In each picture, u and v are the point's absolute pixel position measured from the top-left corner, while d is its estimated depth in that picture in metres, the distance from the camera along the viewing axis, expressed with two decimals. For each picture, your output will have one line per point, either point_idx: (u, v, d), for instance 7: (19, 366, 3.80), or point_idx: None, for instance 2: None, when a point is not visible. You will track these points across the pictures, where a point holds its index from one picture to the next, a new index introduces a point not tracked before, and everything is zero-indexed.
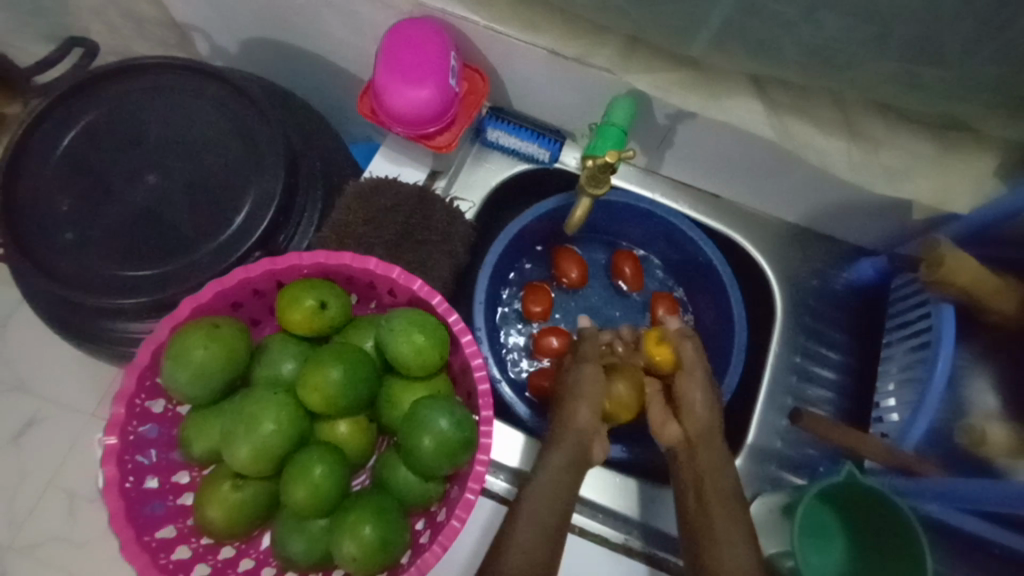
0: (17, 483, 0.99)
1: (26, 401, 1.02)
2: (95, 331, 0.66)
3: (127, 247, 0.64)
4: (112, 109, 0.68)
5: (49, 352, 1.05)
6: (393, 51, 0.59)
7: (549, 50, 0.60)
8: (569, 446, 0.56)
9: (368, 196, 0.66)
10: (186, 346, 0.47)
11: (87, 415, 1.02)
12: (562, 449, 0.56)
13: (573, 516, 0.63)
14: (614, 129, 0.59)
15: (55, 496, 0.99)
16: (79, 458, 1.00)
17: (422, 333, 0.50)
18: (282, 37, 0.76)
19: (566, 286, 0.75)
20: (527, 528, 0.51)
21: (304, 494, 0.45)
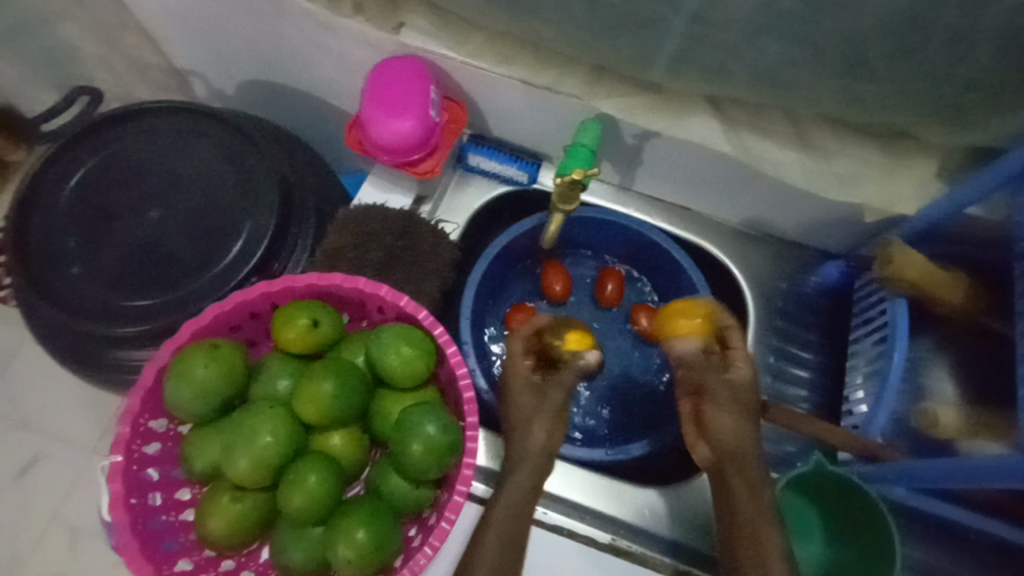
0: (21, 519, 1.00)
1: (30, 437, 1.04)
2: (101, 361, 0.69)
3: (131, 279, 0.68)
4: (116, 150, 0.73)
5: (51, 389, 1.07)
6: (377, 87, 0.64)
7: (521, 80, 0.65)
8: (530, 466, 0.58)
9: (357, 222, 0.71)
10: (189, 365, 0.51)
11: (89, 449, 1.04)
12: (520, 466, 0.58)
13: (560, 519, 0.64)
14: (582, 150, 0.64)
15: (57, 531, 1.00)
16: (81, 492, 1.01)
17: (409, 346, 0.54)
18: (275, 78, 0.81)
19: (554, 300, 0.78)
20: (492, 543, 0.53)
21: (300, 502, 0.48)
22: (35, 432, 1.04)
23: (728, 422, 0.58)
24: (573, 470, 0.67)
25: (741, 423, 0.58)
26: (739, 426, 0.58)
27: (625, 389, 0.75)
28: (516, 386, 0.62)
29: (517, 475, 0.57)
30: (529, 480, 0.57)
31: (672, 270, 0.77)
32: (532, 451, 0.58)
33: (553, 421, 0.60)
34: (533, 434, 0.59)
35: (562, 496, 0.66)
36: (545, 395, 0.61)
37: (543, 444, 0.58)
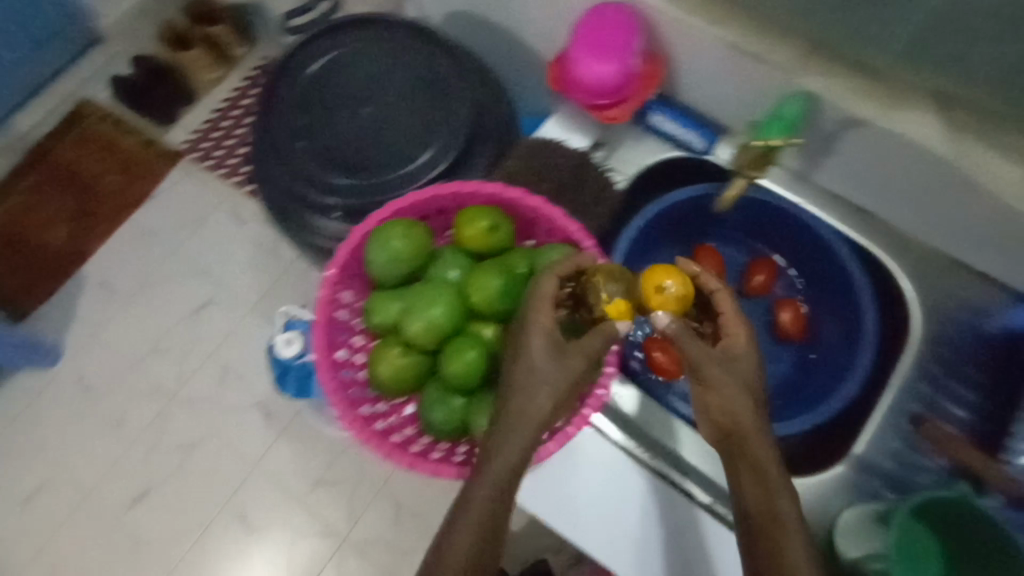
0: (189, 347, 1.33)
1: (205, 285, 1.36)
2: (301, 223, 0.82)
3: (337, 161, 0.80)
4: (346, 50, 0.83)
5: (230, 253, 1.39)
6: (586, 28, 0.67)
7: (731, 43, 0.64)
8: (528, 428, 0.49)
9: (536, 153, 0.76)
10: (389, 235, 0.60)
11: (246, 307, 1.35)
12: (511, 438, 0.49)
13: (662, 466, 0.64)
14: (782, 120, 0.63)
15: (212, 365, 1.31)
16: (235, 340, 1.33)
17: (574, 267, 0.58)
18: (484, 12, 0.87)
19: (705, 280, 0.79)
20: (479, 507, 0.47)
21: (457, 370, 0.56)
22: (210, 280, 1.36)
23: (731, 388, 0.50)
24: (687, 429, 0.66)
25: (743, 394, 0.50)
26: (738, 396, 0.50)
27: None
28: (541, 330, 0.51)
29: (504, 449, 0.48)
30: (518, 455, 0.49)
31: (833, 272, 0.75)
32: (530, 410, 0.49)
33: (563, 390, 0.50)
34: (536, 401, 0.49)
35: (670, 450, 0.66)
36: (566, 359, 0.50)
37: (541, 417, 0.50)
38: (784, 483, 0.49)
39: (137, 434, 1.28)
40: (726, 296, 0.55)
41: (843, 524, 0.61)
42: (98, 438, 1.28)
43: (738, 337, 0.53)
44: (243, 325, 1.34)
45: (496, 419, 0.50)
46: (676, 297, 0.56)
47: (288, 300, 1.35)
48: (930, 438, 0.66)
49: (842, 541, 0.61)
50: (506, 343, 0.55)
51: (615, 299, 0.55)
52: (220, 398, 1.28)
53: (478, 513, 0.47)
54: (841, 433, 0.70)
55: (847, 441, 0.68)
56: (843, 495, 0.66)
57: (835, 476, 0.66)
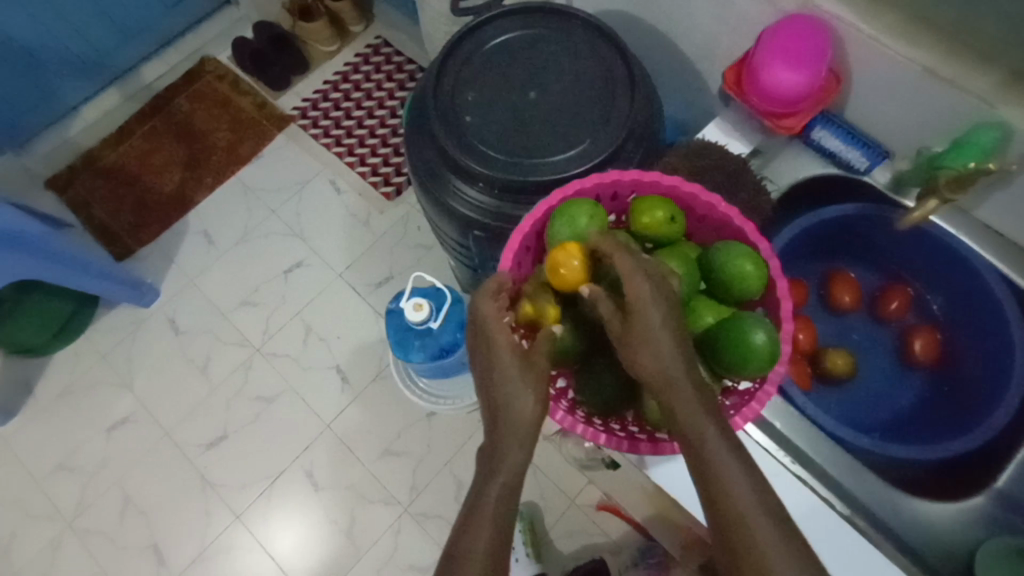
0: (279, 303, 1.39)
1: (298, 246, 1.43)
2: (452, 193, 0.86)
3: (497, 138, 0.83)
4: (517, 37, 0.88)
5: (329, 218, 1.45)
6: (782, 34, 0.69)
7: (925, 68, 0.66)
8: (516, 433, 0.54)
9: (698, 154, 0.79)
10: (576, 213, 0.63)
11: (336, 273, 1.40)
12: (511, 442, 0.53)
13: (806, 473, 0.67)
14: (976, 147, 0.64)
15: (296, 324, 1.38)
16: (322, 301, 1.38)
17: (752, 265, 0.60)
18: (648, 14, 0.90)
19: (839, 309, 0.83)
20: (499, 498, 0.53)
21: None
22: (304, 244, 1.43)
23: (648, 344, 0.52)
24: (825, 440, 0.69)
25: (650, 345, 0.52)
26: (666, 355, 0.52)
27: (869, 399, 0.81)
28: (497, 342, 0.56)
29: (506, 448, 0.53)
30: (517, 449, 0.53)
31: (983, 308, 0.75)
32: (512, 406, 0.54)
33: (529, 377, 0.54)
34: (518, 403, 0.54)
35: (807, 455, 0.69)
36: (532, 362, 0.56)
37: (524, 416, 0.54)
38: (717, 442, 0.51)
39: (224, 379, 1.35)
40: (627, 259, 0.55)
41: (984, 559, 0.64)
42: (188, 380, 1.35)
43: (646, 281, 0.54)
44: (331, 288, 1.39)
45: (494, 433, 0.55)
46: (583, 270, 0.60)
47: (380, 270, 1.39)
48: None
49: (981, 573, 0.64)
50: (474, 347, 0.60)
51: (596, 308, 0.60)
52: (302, 356, 1.34)
53: (504, 482, 0.53)
54: (976, 465, 0.71)
55: (982, 474, 0.70)
56: (975, 525, 0.68)
57: (972, 506, 0.69)
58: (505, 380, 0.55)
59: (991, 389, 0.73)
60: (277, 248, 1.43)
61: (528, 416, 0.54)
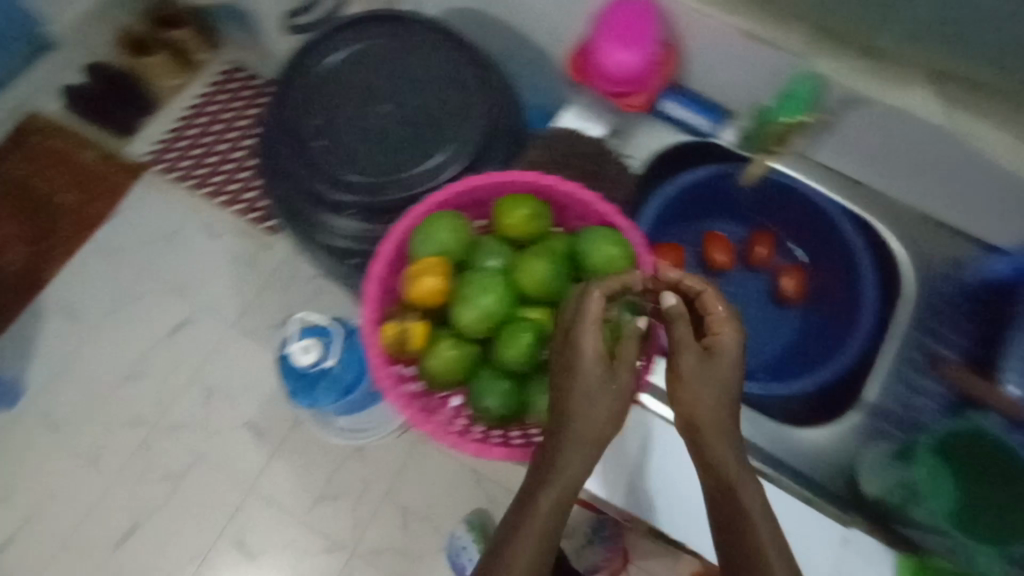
0: (169, 371, 1.25)
1: (181, 304, 1.28)
2: (318, 224, 0.81)
3: (354, 159, 0.79)
4: (356, 47, 0.83)
5: (211, 267, 1.30)
6: (609, 18, 0.70)
7: (744, 31, 0.69)
8: (585, 447, 0.52)
9: (556, 142, 0.79)
10: (436, 228, 0.61)
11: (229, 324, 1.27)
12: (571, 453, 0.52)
13: None
14: (795, 99, 0.68)
15: (196, 390, 1.23)
16: (218, 359, 1.25)
17: (616, 247, 0.61)
18: (490, 7, 0.89)
19: (716, 268, 0.86)
20: (541, 524, 0.52)
21: (514, 354, 0.58)
22: (186, 300, 1.28)
23: (705, 386, 0.52)
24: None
25: (720, 387, 0.52)
26: (722, 401, 0.52)
27: (755, 344, 0.85)
28: (586, 343, 0.51)
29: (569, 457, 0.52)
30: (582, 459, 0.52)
31: (833, 242, 0.82)
32: (595, 425, 0.52)
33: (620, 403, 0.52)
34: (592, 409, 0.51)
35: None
36: (615, 380, 0.52)
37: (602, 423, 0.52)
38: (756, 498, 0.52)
39: (122, 467, 1.20)
40: (709, 291, 0.55)
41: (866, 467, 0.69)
42: (80, 476, 1.19)
43: (729, 336, 0.53)
44: (230, 340, 1.26)
45: (555, 443, 0.53)
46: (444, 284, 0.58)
47: (273, 310, 1.28)
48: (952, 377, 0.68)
49: (864, 479, 0.68)
50: (554, 346, 0.55)
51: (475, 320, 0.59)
52: (210, 421, 1.21)
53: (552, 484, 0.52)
54: (851, 385, 0.77)
55: (853, 391, 0.75)
56: (851, 439, 0.73)
57: (850, 422, 0.73)
58: (585, 396, 0.51)
59: (851, 315, 0.79)
60: (157, 309, 1.28)
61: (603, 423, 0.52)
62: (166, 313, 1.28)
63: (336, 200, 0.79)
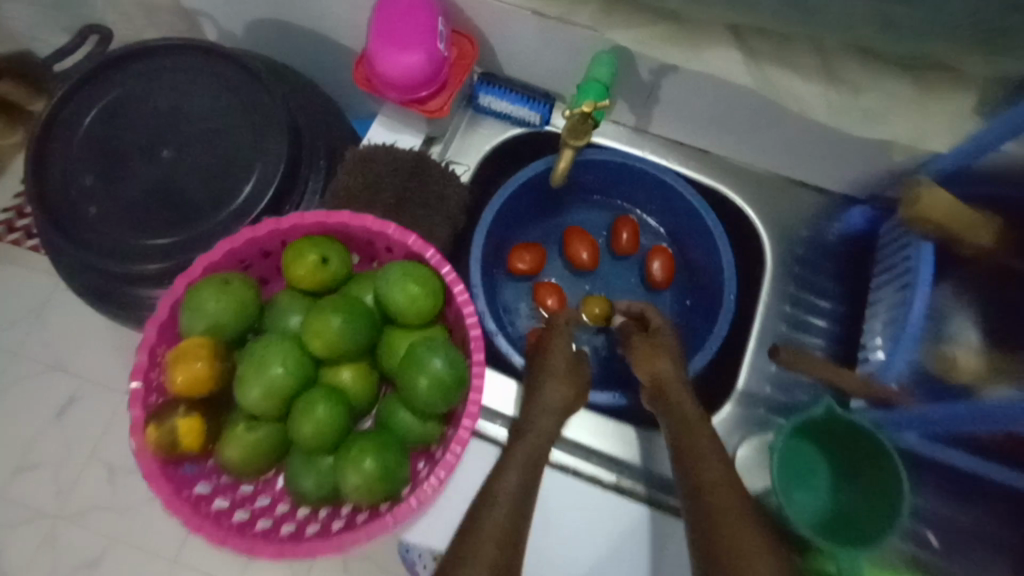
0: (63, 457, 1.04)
1: (66, 380, 1.07)
2: (122, 296, 0.71)
3: (142, 218, 0.69)
4: (128, 89, 0.72)
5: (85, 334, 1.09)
6: (386, 18, 0.61)
7: (535, 13, 0.62)
8: (546, 419, 0.60)
9: (366, 162, 0.70)
10: (202, 299, 0.52)
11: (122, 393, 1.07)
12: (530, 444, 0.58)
13: (570, 460, 0.65)
14: (596, 84, 0.61)
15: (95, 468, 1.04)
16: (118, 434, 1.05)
17: (416, 284, 0.54)
18: (284, 16, 0.79)
19: (580, 267, 0.77)
20: (491, 533, 0.51)
21: (310, 430, 0.50)
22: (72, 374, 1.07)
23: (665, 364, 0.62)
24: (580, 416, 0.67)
25: (675, 364, 0.63)
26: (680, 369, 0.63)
27: None
28: (553, 350, 0.65)
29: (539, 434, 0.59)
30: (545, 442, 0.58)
31: (689, 218, 0.76)
32: (550, 406, 0.61)
33: (569, 380, 0.62)
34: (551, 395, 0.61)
35: (569, 437, 0.66)
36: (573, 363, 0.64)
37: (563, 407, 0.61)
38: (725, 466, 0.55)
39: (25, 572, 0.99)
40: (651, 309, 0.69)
41: (743, 462, 0.64)
42: None
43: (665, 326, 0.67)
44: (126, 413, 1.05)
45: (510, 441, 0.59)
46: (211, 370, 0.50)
47: None
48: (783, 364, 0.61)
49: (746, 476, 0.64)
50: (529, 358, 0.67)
51: (260, 400, 0.50)
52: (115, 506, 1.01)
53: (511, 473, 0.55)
54: (722, 368, 0.72)
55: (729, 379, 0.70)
56: (737, 432, 0.67)
57: (726, 416, 0.67)
58: (549, 377, 0.62)
59: (716, 294, 0.74)
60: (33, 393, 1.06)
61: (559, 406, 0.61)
62: (45, 394, 1.06)
63: (140, 269, 0.67)
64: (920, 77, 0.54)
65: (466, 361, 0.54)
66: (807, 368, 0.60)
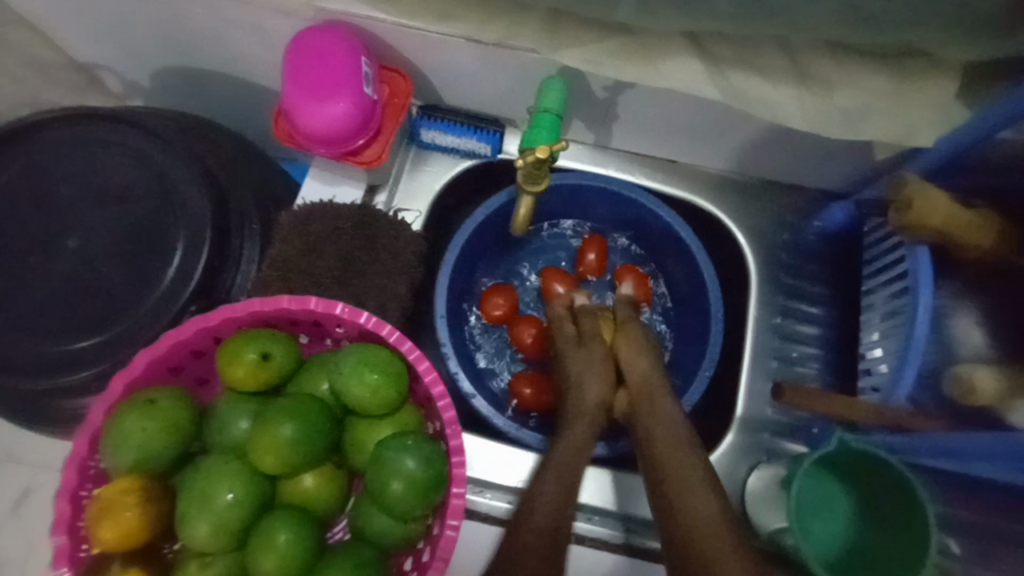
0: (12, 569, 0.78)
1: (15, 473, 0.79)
2: (45, 410, 0.62)
3: (54, 321, 0.59)
4: (18, 174, 0.63)
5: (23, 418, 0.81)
6: (301, 68, 0.54)
7: (467, 39, 0.53)
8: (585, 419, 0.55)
9: (304, 224, 0.62)
10: (122, 428, 0.44)
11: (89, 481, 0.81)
12: (578, 457, 0.52)
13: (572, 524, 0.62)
14: (548, 116, 0.54)
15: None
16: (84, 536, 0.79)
17: (374, 371, 0.48)
18: (190, 63, 0.69)
19: None
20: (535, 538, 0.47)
21: (272, 565, 0.43)
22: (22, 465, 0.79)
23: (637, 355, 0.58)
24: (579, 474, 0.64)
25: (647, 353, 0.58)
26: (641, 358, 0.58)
27: None
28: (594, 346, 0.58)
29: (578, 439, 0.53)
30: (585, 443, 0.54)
31: (665, 235, 0.71)
32: (588, 403, 0.55)
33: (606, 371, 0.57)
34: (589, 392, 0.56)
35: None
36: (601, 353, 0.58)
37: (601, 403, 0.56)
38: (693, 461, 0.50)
39: None
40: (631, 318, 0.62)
41: (754, 494, 0.61)
42: None
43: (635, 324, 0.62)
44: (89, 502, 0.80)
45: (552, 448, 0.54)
46: (144, 513, 0.44)
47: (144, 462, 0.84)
48: (789, 403, 0.59)
49: (756, 513, 0.60)
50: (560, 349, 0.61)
51: (208, 538, 0.43)
52: None
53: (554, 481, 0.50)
54: (721, 391, 0.69)
55: (729, 407, 0.67)
56: (745, 463, 0.64)
57: (730, 447, 0.64)
58: (584, 374, 0.57)
59: (702, 314, 0.69)
60: None
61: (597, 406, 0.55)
62: None
63: (66, 381, 0.58)
64: (896, 67, 0.49)
65: (441, 451, 0.47)
66: (811, 406, 0.58)
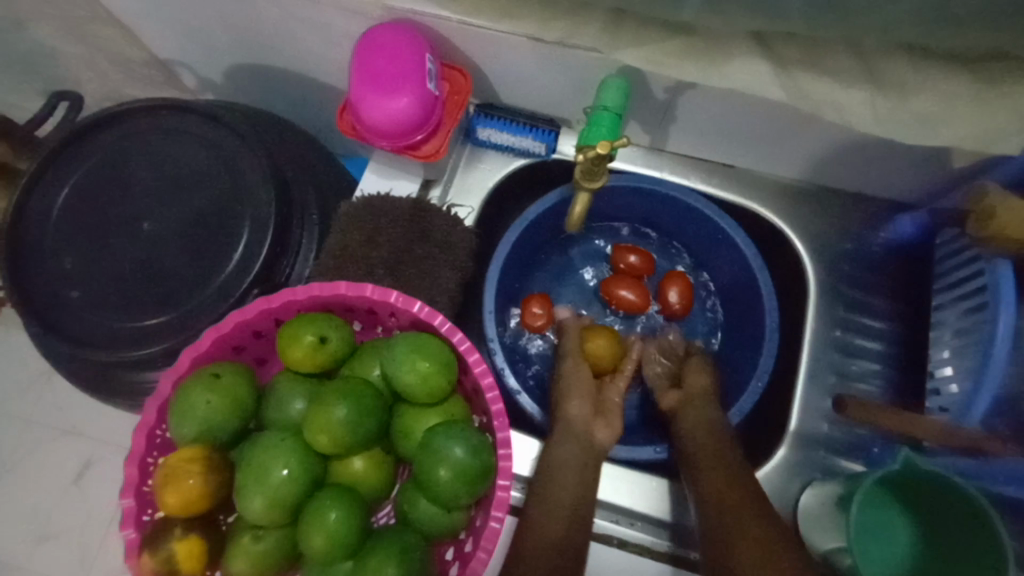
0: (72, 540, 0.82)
1: (76, 450, 0.82)
2: (116, 382, 0.65)
3: (126, 300, 0.63)
4: (100, 160, 0.67)
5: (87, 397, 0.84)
6: (367, 63, 0.55)
7: (530, 37, 0.53)
8: (577, 444, 0.58)
9: (362, 216, 0.64)
10: (188, 399, 0.47)
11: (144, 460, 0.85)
12: (563, 474, 0.56)
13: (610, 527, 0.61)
14: (606, 114, 0.54)
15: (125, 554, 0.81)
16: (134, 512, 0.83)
17: (425, 359, 0.48)
18: (260, 61, 0.73)
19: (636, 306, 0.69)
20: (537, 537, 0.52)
21: (321, 541, 0.44)
22: (84, 444, 0.82)
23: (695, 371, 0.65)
24: (624, 477, 0.63)
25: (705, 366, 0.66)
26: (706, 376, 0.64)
27: None
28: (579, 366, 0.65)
29: (566, 457, 0.57)
30: (577, 464, 0.57)
31: (718, 243, 0.69)
32: (574, 426, 0.60)
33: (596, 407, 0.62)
34: (570, 411, 0.61)
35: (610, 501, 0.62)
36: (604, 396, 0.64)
37: (586, 424, 0.60)
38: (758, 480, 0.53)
39: None
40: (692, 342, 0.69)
41: (807, 510, 0.59)
42: None
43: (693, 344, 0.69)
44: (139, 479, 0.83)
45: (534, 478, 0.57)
46: (204, 484, 0.46)
47: None
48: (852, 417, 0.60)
49: (809, 532, 0.58)
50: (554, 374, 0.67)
51: (263, 513, 0.45)
52: None
53: (542, 510, 0.53)
54: (773, 403, 0.66)
55: (781, 419, 0.64)
56: (798, 478, 0.62)
57: (781, 462, 0.62)
58: (565, 393, 0.62)
59: (755, 324, 0.67)
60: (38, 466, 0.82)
61: (580, 420, 0.60)
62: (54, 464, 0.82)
63: (135, 355, 0.61)
64: (981, 71, 0.46)
65: (488, 444, 0.47)
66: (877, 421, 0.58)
